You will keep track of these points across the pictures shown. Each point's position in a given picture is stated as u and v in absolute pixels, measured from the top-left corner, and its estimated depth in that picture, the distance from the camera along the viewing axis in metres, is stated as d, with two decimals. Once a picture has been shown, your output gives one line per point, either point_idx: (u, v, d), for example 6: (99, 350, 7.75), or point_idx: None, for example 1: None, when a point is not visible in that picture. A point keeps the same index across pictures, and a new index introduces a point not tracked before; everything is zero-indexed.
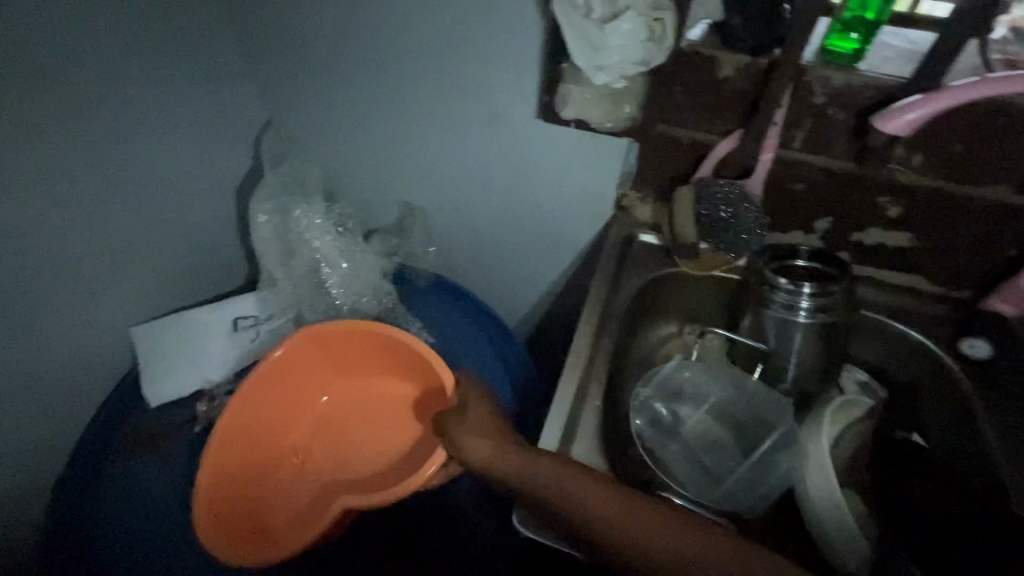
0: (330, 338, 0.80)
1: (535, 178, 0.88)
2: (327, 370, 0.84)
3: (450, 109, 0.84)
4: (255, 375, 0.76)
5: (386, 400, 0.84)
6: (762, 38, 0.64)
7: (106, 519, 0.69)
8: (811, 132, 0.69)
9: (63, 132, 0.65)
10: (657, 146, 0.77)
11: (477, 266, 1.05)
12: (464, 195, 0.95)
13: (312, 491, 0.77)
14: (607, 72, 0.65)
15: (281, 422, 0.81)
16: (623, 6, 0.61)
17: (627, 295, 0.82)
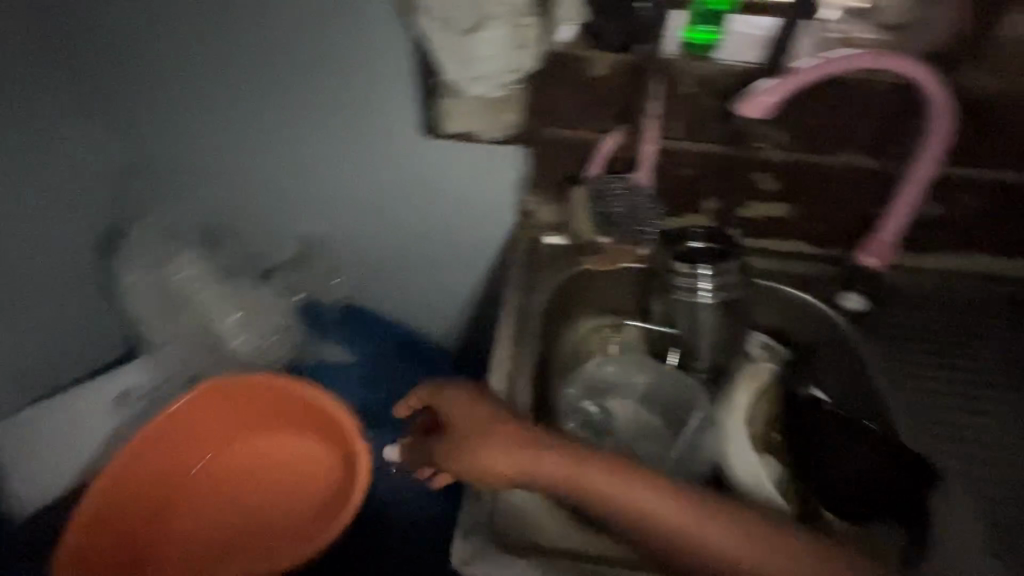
0: (233, 395, 0.75)
1: (432, 194, 0.86)
2: (224, 429, 0.77)
3: (334, 134, 0.81)
4: (155, 425, 0.72)
5: (288, 460, 0.77)
6: (628, 34, 0.66)
7: None
8: (687, 120, 0.71)
9: None
10: (548, 149, 0.76)
11: (385, 296, 0.99)
12: (361, 220, 0.91)
13: (188, 557, 0.70)
14: (484, 82, 0.68)
15: (166, 482, 0.74)
16: (486, 16, 0.63)
17: (545, 298, 0.81)
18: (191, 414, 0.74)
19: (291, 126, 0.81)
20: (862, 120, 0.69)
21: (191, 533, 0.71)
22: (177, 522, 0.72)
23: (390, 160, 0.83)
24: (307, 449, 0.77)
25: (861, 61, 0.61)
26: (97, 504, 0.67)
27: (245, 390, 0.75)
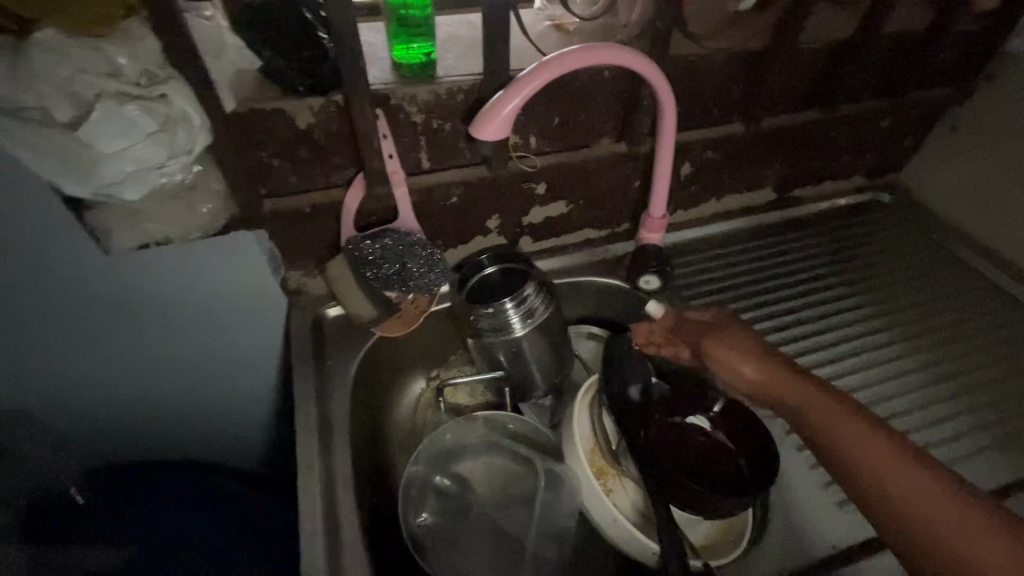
0: None
1: (169, 322, 0.67)
2: None
3: (18, 332, 0.63)
4: None
5: None
6: (318, 72, 0.52)
7: None
8: (429, 149, 0.63)
9: None
10: (282, 223, 0.62)
11: (188, 432, 0.81)
12: (101, 377, 0.70)
13: None
14: (133, 182, 0.48)
15: None
16: (92, 99, 0.44)
17: (347, 390, 0.68)
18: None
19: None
20: (597, 105, 0.67)
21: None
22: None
23: (82, 347, 0.66)
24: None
25: (571, 62, 0.55)
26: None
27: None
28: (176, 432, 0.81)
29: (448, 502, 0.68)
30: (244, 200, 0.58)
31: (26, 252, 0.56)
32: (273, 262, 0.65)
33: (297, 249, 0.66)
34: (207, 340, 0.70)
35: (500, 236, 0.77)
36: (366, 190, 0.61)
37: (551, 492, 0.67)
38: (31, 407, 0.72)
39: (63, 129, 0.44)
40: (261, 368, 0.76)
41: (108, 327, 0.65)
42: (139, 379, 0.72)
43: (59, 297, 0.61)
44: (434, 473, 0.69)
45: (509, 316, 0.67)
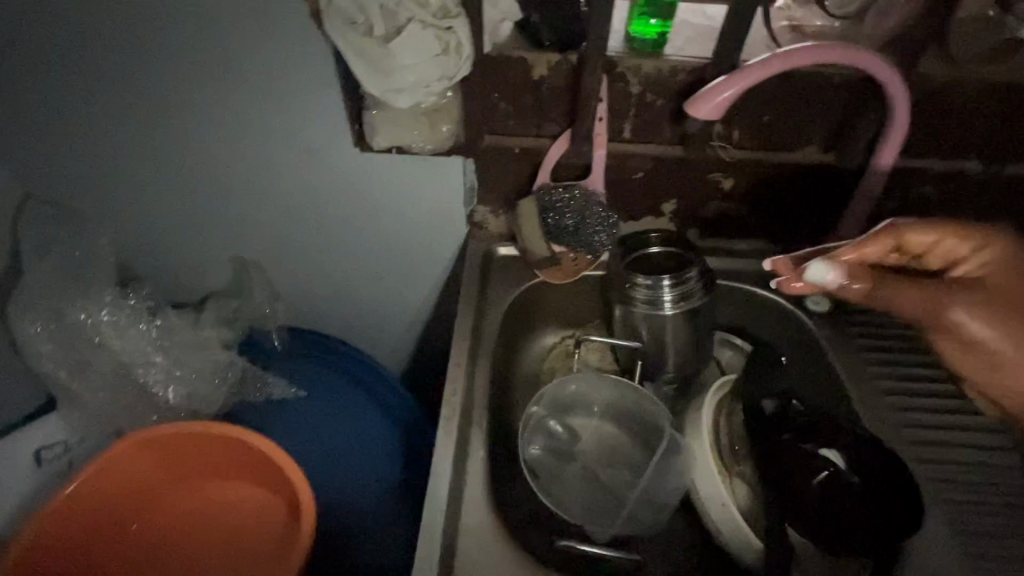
0: (172, 446, 0.67)
1: (376, 221, 0.80)
2: (166, 483, 0.69)
3: (279, 194, 0.77)
4: (98, 467, 0.64)
5: (229, 521, 0.68)
6: (566, 31, 0.60)
7: None
8: (635, 121, 0.68)
9: None
10: (490, 158, 0.71)
11: (350, 327, 0.94)
12: (309, 253, 0.84)
13: None
14: (409, 94, 0.57)
15: (110, 540, 0.65)
16: (405, 20, 0.54)
17: (497, 318, 0.76)
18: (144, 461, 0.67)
19: (227, 165, 0.75)
20: (814, 112, 0.66)
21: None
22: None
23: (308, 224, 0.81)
24: (258, 505, 0.68)
25: (820, 55, 0.55)
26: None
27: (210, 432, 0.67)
28: (345, 320, 0.93)
29: (559, 446, 0.73)
30: (471, 130, 0.67)
31: (310, 128, 0.70)
32: (470, 193, 0.76)
33: (493, 185, 0.75)
34: (398, 246, 0.82)
35: (670, 221, 0.79)
36: (570, 144, 0.67)
37: (658, 472, 0.68)
38: (250, 257, 0.85)
39: (377, 39, 0.54)
40: (424, 283, 0.87)
41: (335, 209, 0.79)
42: (336, 264, 0.85)
43: (318, 171, 0.75)
44: (552, 416, 0.74)
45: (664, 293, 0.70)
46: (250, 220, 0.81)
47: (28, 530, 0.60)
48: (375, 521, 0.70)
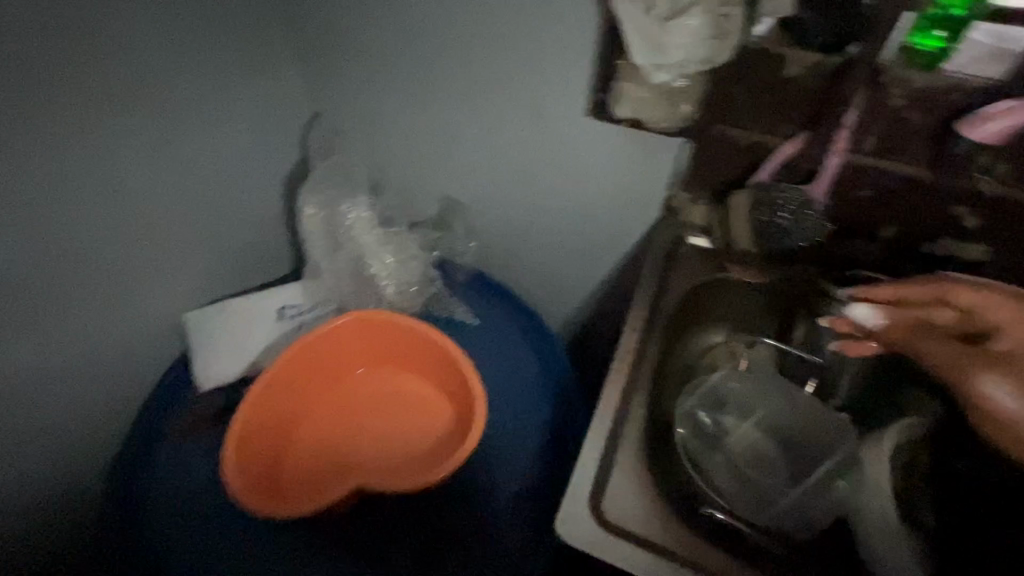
0: (380, 330, 0.78)
1: (580, 185, 0.86)
2: (361, 361, 0.81)
3: (503, 148, 0.85)
4: (327, 330, 0.76)
5: (405, 404, 0.79)
6: (839, 34, 0.59)
7: (152, 478, 0.75)
8: (883, 136, 0.65)
9: (104, 141, 0.65)
10: (712, 147, 0.73)
11: (527, 273, 1.04)
12: (511, 204, 0.93)
13: (319, 454, 0.75)
14: (667, 71, 0.62)
15: (313, 392, 0.78)
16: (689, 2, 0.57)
17: (675, 296, 0.79)
18: (331, 344, 0.77)
19: (469, 117, 0.83)
20: None
21: (312, 456, 0.75)
22: (315, 452, 0.75)
23: (517, 179, 0.89)
24: (431, 396, 0.79)
25: None
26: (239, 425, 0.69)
27: (382, 321, 0.78)
28: (521, 268, 1.04)
29: (706, 437, 0.70)
30: (705, 117, 0.70)
31: (550, 96, 0.76)
32: (674, 179, 0.80)
33: (705, 174, 0.77)
34: (593, 213, 0.89)
35: (885, 250, 0.75)
36: (804, 146, 0.68)
37: (817, 488, 0.66)
38: (459, 197, 0.97)
39: (649, 10, 0.58)
40: (606, 251, 0.94)
41: (549, 172, 0.86)
42: (531, 217, 0.94)
43: (546, 136, 0.81)
44: (703, 408, 0.71)
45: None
46: (470, 168, 0.90)
47: (272, 365, 0.72)
48: (540, 454, 0.77)
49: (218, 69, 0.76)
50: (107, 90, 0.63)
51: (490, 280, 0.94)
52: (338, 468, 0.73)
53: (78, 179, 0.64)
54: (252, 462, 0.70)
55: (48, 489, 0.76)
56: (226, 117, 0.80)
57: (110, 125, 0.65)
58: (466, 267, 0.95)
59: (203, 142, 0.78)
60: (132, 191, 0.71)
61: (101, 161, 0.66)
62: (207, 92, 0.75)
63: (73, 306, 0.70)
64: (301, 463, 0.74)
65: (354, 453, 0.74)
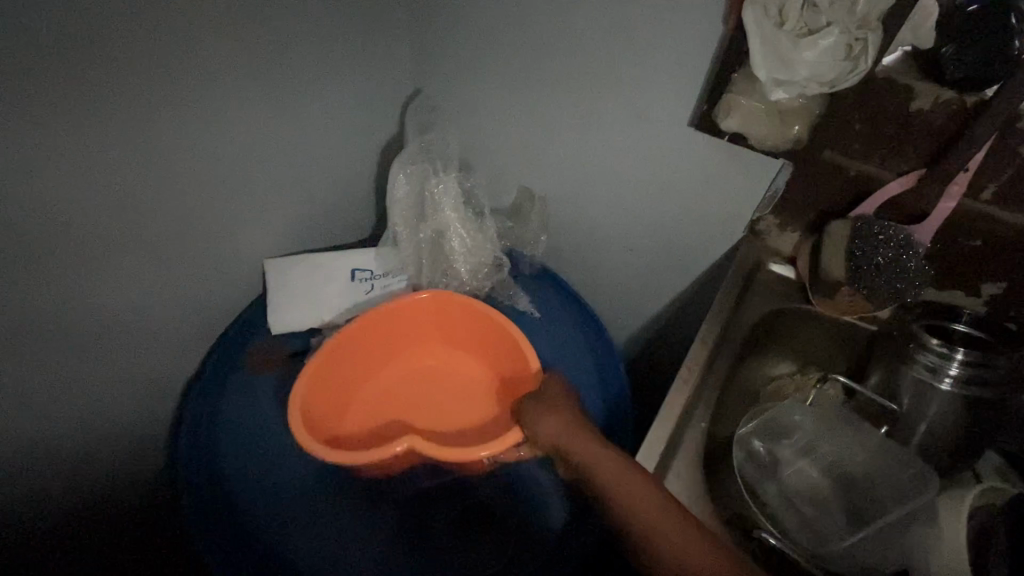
0: (449, 305, 0.81)
1: (667, 194, 0.85)
2: (425, 334, 0.84)
3: (597, 147, 0.86)
4: (399, 296, 0.79)
5: (464, 382, 0.82)
6: (978, 75, 0.56)
7: (219, 406, 0.79)
8: (1007, 185, 0.62)
9: (239, 87, 0.69)
10: (815, 173, 0.72)
11: (594, 275, 1.04)
12: (591, 203, 0.94)
13: (375, 415, 0.77)
14: (786, 88, 0.61)
15: (376, 354, 0.81)
16: (824, 22, 0.57)
17: (750, 318, 0.79)
18: (402, 311, 0.81)
19: (567, 110, 0.84)
20: None
21: (369, 415, 0.77)
22: (364, 412, 0.77)
23: (604, 179, 0.90)
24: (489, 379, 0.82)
25: None
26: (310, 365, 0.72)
27: (452, 299, 0.80)
28: (590, 269, 1.04)
29: (763, 464, 0.66)
30: (814, 141, 0.69)
31: (657, 99, 0.76)
32: (768, 200, 0.78)
33: (800, 198, 0.76)
34: (677, 224, 0.88)
35: (984, 309, 0.72)
36: (916, 185, 0.66)
37: (880, 536, 0.60)
38: (540, 191, 0.98)
39: (775, 19, 0.58)
40: (683, 266, 0.93)
41: (639, 178, 0.86)
42: (609, 220, 0.94)
43: (642, 140, 0.81)
44: (761, 437, 0.67)
45: (951, 369, 0.65)
46: (557, 161, 0.92)
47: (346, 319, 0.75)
48: None
49: (341, 38, 0.81)
50: (252, 41, 0.68)
51: (554, 274, 0.96)
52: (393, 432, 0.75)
53: (221, 122, 0.69)
54: (314, 410, 0.72)
55: (143, 412, 0.81)
56: (342, 81, 0.84)
57: (249, 74, 0.70)
58: (533, 262, 0.96)
59: (320, 105, 0.83)
60: (258, 139, 0.76)
61: (240, 108, 0.71)
62: (329, 54, 0.80)
63: (198, 241, 0.75)
64: (353, 421, 0.76)
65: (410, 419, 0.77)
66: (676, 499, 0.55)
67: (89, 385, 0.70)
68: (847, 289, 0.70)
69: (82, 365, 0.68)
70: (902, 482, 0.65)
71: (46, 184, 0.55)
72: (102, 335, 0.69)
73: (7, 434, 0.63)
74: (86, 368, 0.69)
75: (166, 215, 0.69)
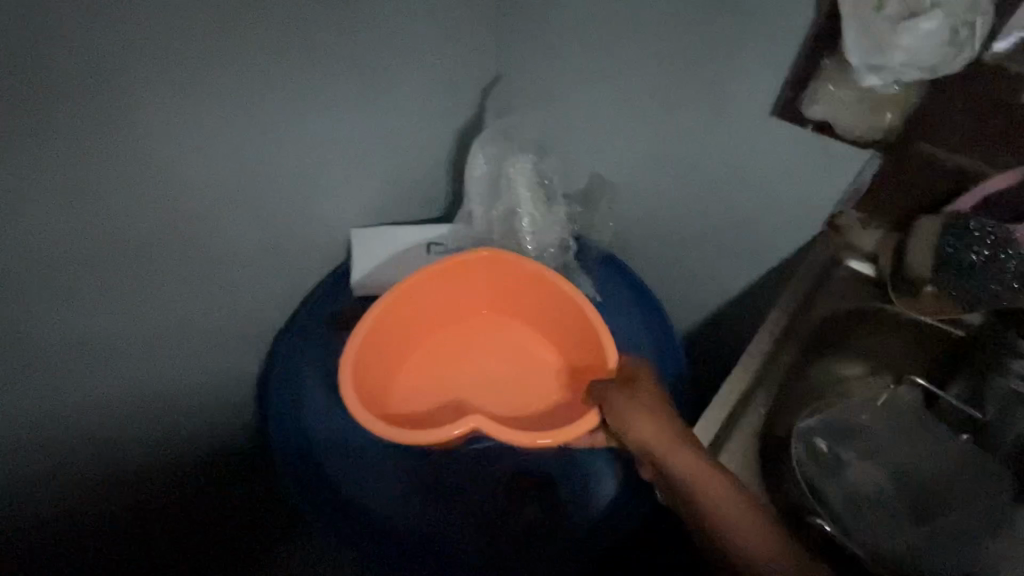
0: (508, 270, 0.81)
1: (741, 185, 0.85)
2: (486, 297, 0.86)
3: (671, 135, 0.87)
4: (461, 256, 0.79)
5: (519, 353, 0.85)
6: None
7: (310, 360, 0.89)
8: None
9: (342, 74, 0.75)
10: (909, 165, 0.69)
11: (659, 264, 1.05)
12: (663, 193, 0.94)
13: (432, 378, 0.83)
14: (880, 75, 0.59)
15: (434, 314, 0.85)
16: (928, 5, 0.55)
17: (824, 312, 0.78)
18: (464, 275, 0.82)
19: (644, 99, 0.85)
20: None
21: (424, 377, 0.83)
22: (421, 375, 0.83)
23: (676, 169, 0.90)
24: (543, 355, 0.85)
25: None
26: (365, 331, 0.75)
27: (516, 263, 0.80)
28: (655, 257, 1.05)
29: (824, 462, 0.63)
30: (908, 133, 0.66)
31: (738, 89, 0.75)
32: (852, 193, 0.76)
33: (888, 193, 0.73)
34: (749, 215, 0.87)
35: None
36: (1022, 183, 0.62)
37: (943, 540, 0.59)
38: (610, 177, 0.99)
39: (874, 2, 0.56)
40: (754, 259, 0.92)
41: (713, 167, 0.85)
42: (679, 209, 0.94)
43: (719, 130, 0.81)
44: (824, 433, 0.65)
45: None
46: (632, 149, 0.93)
47: (407, 278, 0.77)
48: None
49: (434, 26, 0.86)
50: (356, 29, 0.74)
51: (620, 260, 0.97)
52: (447, 397, 0.82)
53: (325, 104, 0.76)
54: (369, 371, 0.77)
55: (241, 357, 0.91)
56: (430, 66, 0.90)
57: (351, 62, 0.76)
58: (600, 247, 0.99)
59: (411, 89, 0.89)
60: (354, 119, 0.83)
61: (342, 91, 0.77)
62: (421, 40, 0.85)
63: (297, 207, 0.84)
64: (409, 381, 0.83)
65: (462, 387, 0.82)
66: (755, 500, 0.53)
67: (202, 328, 0.81)
68: (932, 290, 0.68)
69: (198, 310, 0.79)
70: (985, 496, 0.61)
71: (189, 157, 0.64)
72: (217, 285, 0.79)
73: (139, 363, 0.74)
74: (201, 312, 0.79)
75: (275, 184, 0.78)
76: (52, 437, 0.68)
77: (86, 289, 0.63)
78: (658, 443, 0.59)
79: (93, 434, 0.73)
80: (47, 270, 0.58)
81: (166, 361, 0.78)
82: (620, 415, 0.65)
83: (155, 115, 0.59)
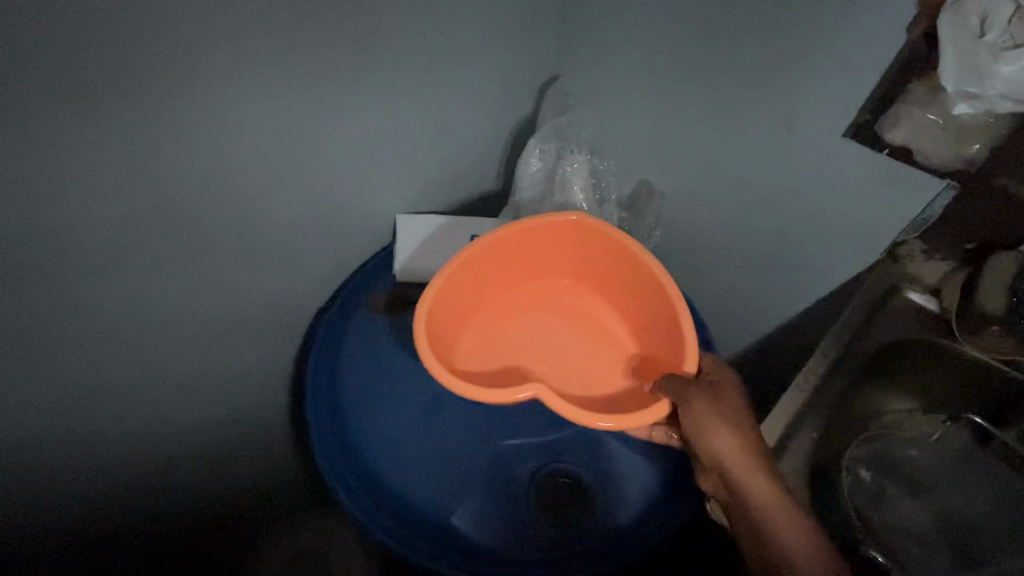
0: (591, 240, 0.79)
1: (797, 205, 0.83)
2: (560, 273, 0.87)
3: (728, 151, 0.85)
4: (550, 218, 0.77)
5: (581, 336, 0.84)
6: None
7: (346, 339, 0.90)
8: None
9: (401, 58, 0.75)
10: (984, 199, 0.68)
11: (702, 277, 1.04)
12: (714, 207, 0.93)
13: (491, 351, 0.82)
14: (971, 104, 0.59)
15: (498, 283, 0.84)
16: None
17: (874, 344, 0.78)
18: (541, 240, 0.80)
19: (704, 112, 0.84)
20: None
21: (483, 348, 0.82)
22: (480, 346, 0.82)
23: (730, 185, 0.89)
24: (607, 341, 0.84)
25: None
26: (437, 287, 0.73)
27: (600, 234, 0.77)
28: (699, 271, 1.03)
29: (870, 493, 0.64)
30: (988, 166, 0.65)
31: (807, 109, 0.74)
32: (919, 223, 0.75)
33: (958, 225, 0.72)
34: (802, 236, 0.86)
35: None
36: None
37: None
38: (661, 187, 0.98)
39: (974, 30, 0.56)
40: (804, 280, 0.90)
41: (770, 185, 0.84)
42: (728, 224, 0.93)
43: (781, 149, 0.80)
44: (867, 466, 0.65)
45: None
46: (686, 159, 0.91)
47: (488, 235, 0.76)
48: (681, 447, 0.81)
49: (499, 21, 0.85)
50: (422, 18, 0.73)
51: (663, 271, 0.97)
52: (505, 370, 0.81)
53: (383, 88, 0.76)
54: (437, 327, 0.76)
55: (279, 331, 0.92)
56: (489, 61, 0.89)
57: (412, 48, 0.75)
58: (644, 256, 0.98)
59: (469, 81, 0.89)
60: (410, 106, 0.82)
61: (400, 77, 0.77)
62: (484, 35, 0.85)
63: (346, 190, 0.84)
64: (468, 348, 0.82)
65: (522, 363, 0.82)
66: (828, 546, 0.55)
67: (244, 299, 0.82)
68: (997, 329, 0.68)
69: (242, 281, 0.80)
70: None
71: (252, 130, 0.65)
72: (265, 259, 0.80)
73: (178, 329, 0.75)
74: (245, 284, 0.80)
75: (329, 164, 0.78)
76: (98, 390, 0.71)
77: (139, 250, 0.64)
78: (741, 467, 0.60)
79: (131, 395, 0.75)
80: (116, 229, 0.61)
81: (203, 329, 0.79)
82: (702, 421, 0.63)
83: (227, 87, 0.59)
